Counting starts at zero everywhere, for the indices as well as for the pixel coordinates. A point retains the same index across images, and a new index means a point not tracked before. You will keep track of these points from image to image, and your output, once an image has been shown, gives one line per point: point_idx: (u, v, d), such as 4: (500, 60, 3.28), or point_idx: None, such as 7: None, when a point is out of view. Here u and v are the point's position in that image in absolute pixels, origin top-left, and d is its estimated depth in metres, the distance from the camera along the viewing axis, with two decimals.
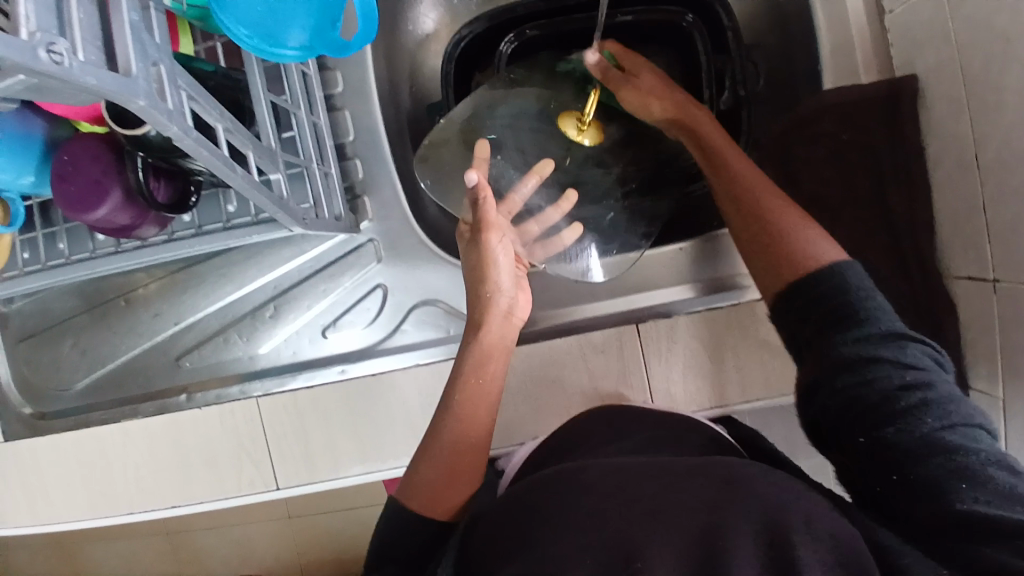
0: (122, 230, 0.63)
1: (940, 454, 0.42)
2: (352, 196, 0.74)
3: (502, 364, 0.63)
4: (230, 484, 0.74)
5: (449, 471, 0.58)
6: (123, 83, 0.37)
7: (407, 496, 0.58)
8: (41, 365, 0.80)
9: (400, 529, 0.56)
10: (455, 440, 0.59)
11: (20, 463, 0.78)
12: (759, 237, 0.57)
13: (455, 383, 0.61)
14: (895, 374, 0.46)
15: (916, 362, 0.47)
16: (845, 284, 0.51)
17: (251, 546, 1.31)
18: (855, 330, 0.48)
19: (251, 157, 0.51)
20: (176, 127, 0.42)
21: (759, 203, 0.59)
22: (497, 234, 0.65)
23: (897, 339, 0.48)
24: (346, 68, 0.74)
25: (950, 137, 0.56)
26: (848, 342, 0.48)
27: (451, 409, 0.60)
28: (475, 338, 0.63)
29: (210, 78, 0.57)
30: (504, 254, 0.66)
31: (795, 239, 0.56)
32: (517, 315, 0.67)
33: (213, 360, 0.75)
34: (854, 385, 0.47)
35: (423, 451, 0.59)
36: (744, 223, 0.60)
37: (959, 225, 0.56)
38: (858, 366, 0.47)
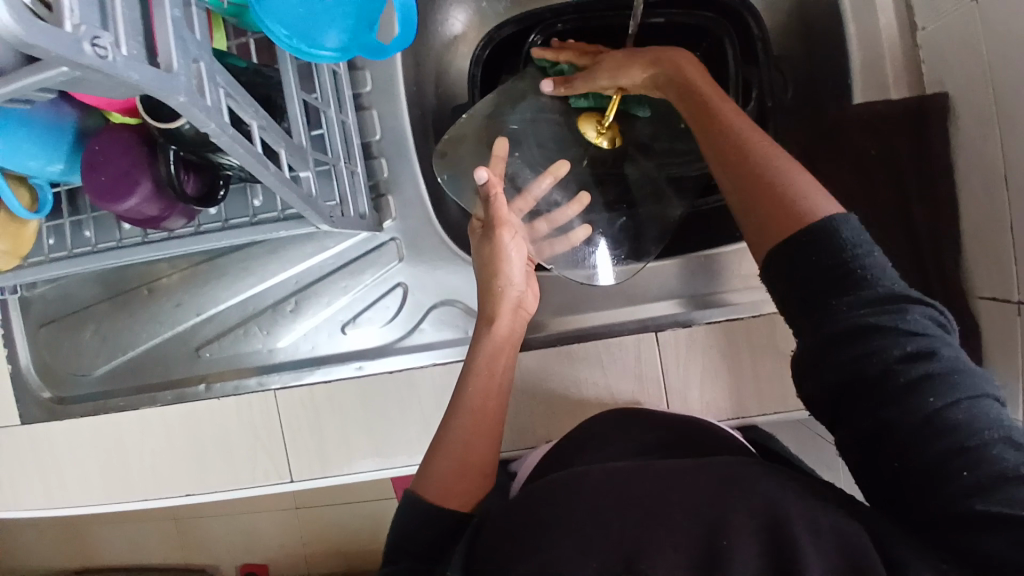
0: (150, 221, 0.63)
1: (945, 435, 0.38)
2: (376, 195, 0.75)
3: (511, 359, 0.64)
4: (244, 475, 0.75)
5: (463, 463, 0.58)
6: (164, 79, 0.38)
7: (420, 488, 0.57)
8: (61, 351, 0.80)
9: (415, 523, 0.55)
10: (469, 435, 0.59)
11: (38, 447, 0.79)
12: (756, 201, 0.47)
13: (466, 375, 0.62)
14: (896, 346, 0.41)
15: (918, 328, 0.41)
16: (843, 241, 0.43)
17: (258, 534, 1.32)
18: (854, 293, 0.42)
19: (283, 154, 0.52)
20: (214, 123, 0.42)
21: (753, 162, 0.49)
22: (510, 230, 0.66)
23: (897, 303, 0.42)
24: (374, 68, 0.74)
25: (979, 157, 0.55)
26: (849, 305, 0.42)
27: (463, 402, 0.60)
28: (486, 333, 0.64)
29: (243, 75, 0.57)
30: (516, 250, 0.67)
31: (798, 189, 0.46)
32: (525, 308, 0.69)
33: (232, 352, 0.76)
34: (852, 361, 0.42)
35: (436, 444, 0.59)
36: (736, 185, 0.49)
37: (985, 245, 0.56)
38: (858, 338, 0.41)
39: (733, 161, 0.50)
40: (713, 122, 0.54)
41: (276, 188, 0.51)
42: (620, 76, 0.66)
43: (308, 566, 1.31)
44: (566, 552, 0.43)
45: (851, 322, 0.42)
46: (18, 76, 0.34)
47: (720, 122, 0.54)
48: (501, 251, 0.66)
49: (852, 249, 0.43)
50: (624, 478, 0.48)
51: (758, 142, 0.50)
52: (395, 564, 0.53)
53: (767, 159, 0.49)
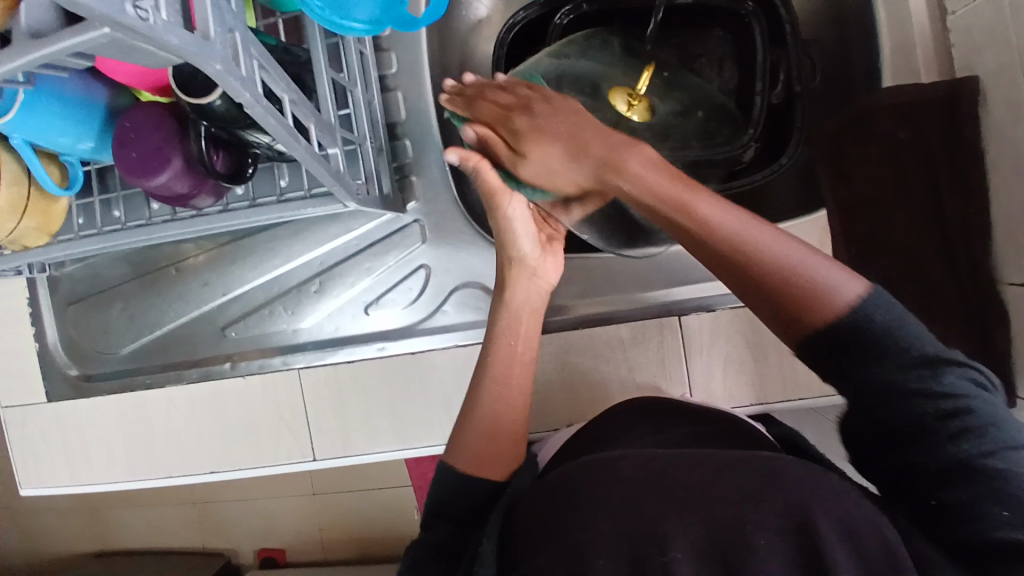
0: (179, 199, 0.64)
1: (984, 486, 0.37)
2: (400, 175, 0.75)
3: (534, 327, 0.65)
4: (269, 453, 0.76)
5: (494, 427, 0.59)
6: (201, 47, 0.39)
7: (452, 455, 0.59)
8: (88, 329, 0.81)
9: (451, 489, 0.57)
10: (498, 408, 0.60)
11: (68, 422, 0.80)
12: (778, 302, 0.40)
13: (489, 343, 0.63)
14: (935, 404, 0.38)
15: (956, 387, 0.39)
16: (876, 320, 0.39)
17: (275, 519, 1.33)
18: (885, 358, 0.39)
19: (312, 129, 0.53)
20: (248, 95, 0.43)
21: (760, 253, 0.40)
22: (509, 196, 0.58)
23: (931, 364, 0.39)
24: (400, 49, 0.74)
25: (1009, 142, 0.55)
26: (876, 374, 0.39)
27: (487, 369, 0.62)
28: (504, 303, 0.64)
29: (273, 52, 0.58)
30: (521, 211, 0.60)
31: (814, 281, 0.39)
32: (546, 277, 0.66)
33: (257, 332, 0.76)
34: (893, 417, 0.39)
35: (466, 412, 0.61)
36: (747, 289, 0.40)
37: (1013, 231, 0.55)
38: (895, 398, 0.39)
39: (727, 265, 0.40)
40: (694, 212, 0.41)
41: (308, 163, 0.51)
42: (547, 181, 0.50)
43: (323, 550, 1.32)
44: (595, 535, 0.44)
45: (888, 386, 0.39)
46: (61, 37, 0.35)
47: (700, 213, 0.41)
48: (507, 218, 0.60)
49: (881, 332, 0.39)
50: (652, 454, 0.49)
51: (751, 231, 0.40)
52: (433, 528, 0.55)
53: (769, 255, 0.39)
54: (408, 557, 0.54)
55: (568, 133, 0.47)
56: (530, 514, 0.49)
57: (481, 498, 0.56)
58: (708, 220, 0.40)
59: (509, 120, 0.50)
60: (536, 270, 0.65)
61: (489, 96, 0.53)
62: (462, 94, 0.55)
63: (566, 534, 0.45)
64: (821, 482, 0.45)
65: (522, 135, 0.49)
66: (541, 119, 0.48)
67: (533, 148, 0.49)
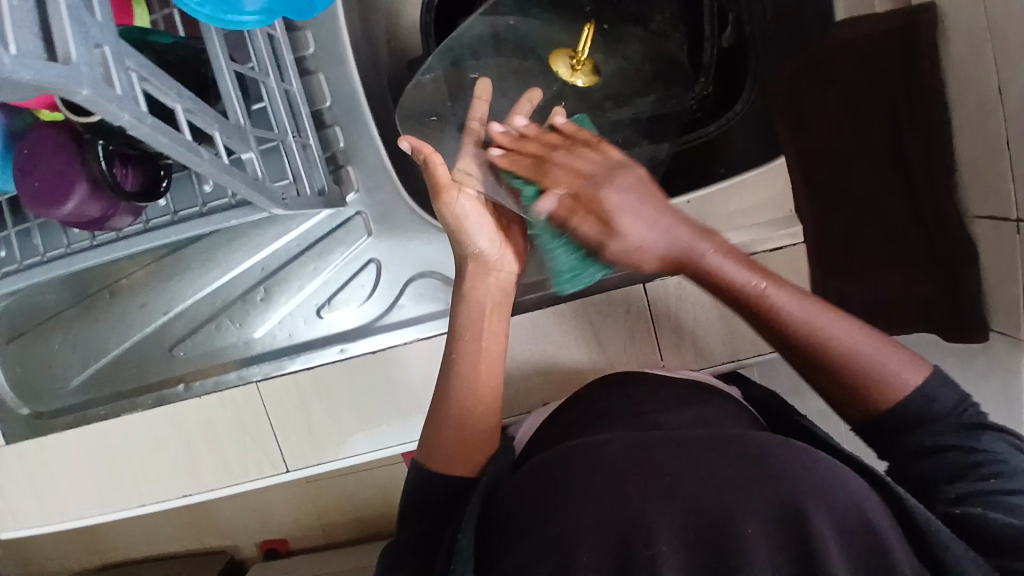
0: (94, 222, 0.59)
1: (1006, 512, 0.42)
2: (334, 166, 0.71)
3: (502, 321, 0.60)
4: (240, 470, 0.73)
5: (463, 421, 0.55)
6: (64, 73, 0.34)
7: (426, 456, 0.56)
8: (34, 364, 0.76)
9: (422, 486, 0.54)
10: (470, 402, 0.56)
11: (26, 465, 0.77)
12: (848, 390, 0.47)
13: (452, 340, 0.59)
14: (969, 455, 0.45)
15: (991, 447, 0.45)
16: (935, 402, 0.46)
17: (270, 510, 1.27)
18: (930, 425, 0.46)
19: (217, 136, 0.48)
20: (128, 114, 0.38)
21: (836, 354, 0.46)
22: (454, 189, 0.58)
23: (976, 428, 0.46)
24: (317, 27, 0.68)
25: (971, 74, 0.51)
26: (926, 438, 0.46)
27: (451, 362, 0.58)
28: (462, 298, 0.60)
29: (170, 52, 0.52)
30: (471, 205, 0.59)
31: (883, 376, 0.46)
32: (506, 269, 0.61)
33: (207, 348, 0.73)
34: (925, 467, 0.46)
35: (436, 405, 0.57)
36: (824, 377, 0.48)
37: (979, 169, 0.52)
38: (932, 453, 0.46)
39: (813, 358, 0.47)
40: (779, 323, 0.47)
41: (216, 175, 0.47)
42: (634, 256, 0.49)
43: (326, 535, 1.27)
44: (576, 526, 0.41)
45: (924, 449, 0.46)
46: None
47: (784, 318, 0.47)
48: (455, 215, 0.59)
49: (932, 407, 0.46)
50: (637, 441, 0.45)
51: (829, 333, 0.47)
52: (409, 528, 0.53)
53: (845, 356, 0.46)
54: (384, 560, 0.52)
55: (647, 206, 0.48)
56: (509, 506, 0.46)
57: (457, 491, 0.54)
58: (787, 322, 0.47)
59: (593, 187, 0.49)
60: (490, 263, 0.61)
61: (566, 160, 0.53)
62: (518, 150, 0.57)
63: (543, 527, 0.42)
64: (799, 461, 0.43)
65: (611, 212, 0.48)
66: (608, 182, 0.49)
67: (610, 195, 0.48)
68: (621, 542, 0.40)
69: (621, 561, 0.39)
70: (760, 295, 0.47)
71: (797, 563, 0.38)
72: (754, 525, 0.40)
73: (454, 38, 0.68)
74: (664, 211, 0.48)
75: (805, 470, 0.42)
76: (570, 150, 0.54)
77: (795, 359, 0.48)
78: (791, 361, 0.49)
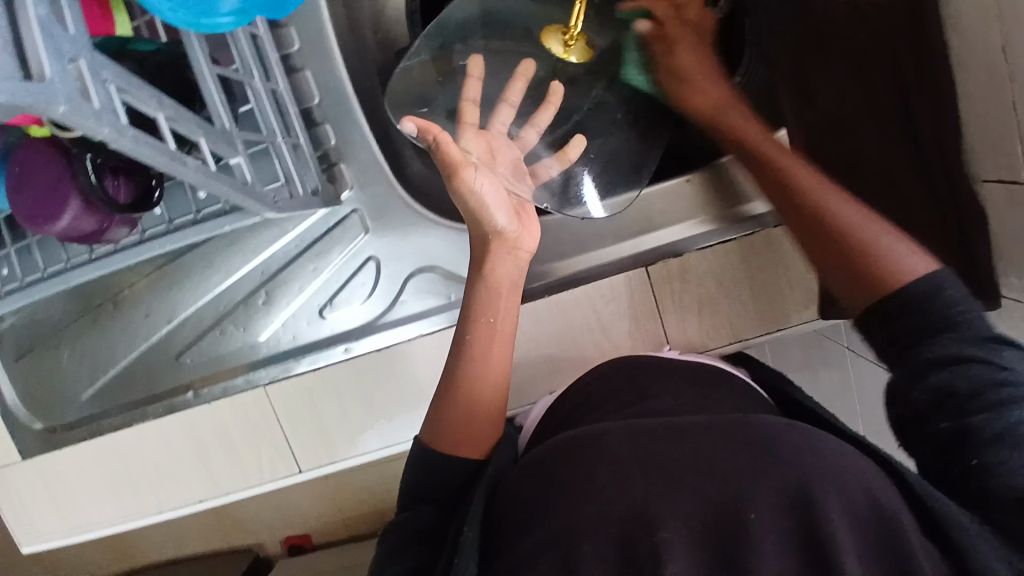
0: (90, 236, 0.59)
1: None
2: (328, 165, 0.70)
3: (514, 303, 0.57)
4: (254, 473, 0.74)
5: (468, 411, 0.54)
6: (37, 91, 0.33)
7: (432, 439, 0.54)
8: (42, 380, 0.76)
9: (428, 472, 0.53)
10: (472, 388, 0.55)
11: (45, 477, 0.78)
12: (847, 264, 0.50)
13: (466, 320, 0.56)
14: (987, 370, 0.41)
15: (1013, 365, 0.41)
16: (943, 301, 0.44)
17: (291, 504, 1.22)
18: (953, 333, 0.43)
19: (202, 143, 0.47)
20: (108, 129, 0.38)
21: (831, 223, 0.52)
22: (470, 169, 0.52)
23: (996, 341, 0.42)
24: (301, 22, 0.67)
25: (975, 33, 0.49)
26: (942, 348, 0.43)
27: (463, 347, 0.56)
28: (478, 279, 0.56)
29: (150, 59, 0.51)
30: (487, 184, 0.54)
31: (884, 254, 0.48)
32: (525, 246, 0.57)
33: (213, 353, 0.73)
34: (937, 382, 0.42)
35: (443, 391, 0.55)
36: (830, 248, 0.52)
37: (986, 132, 0.51)
38: (949, 368, 0.42)
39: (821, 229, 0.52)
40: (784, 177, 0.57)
41: (203, 183, 0.46)
42: (683, 85, 0.65)
43: (349, 527, 1.23)
44: (581, 518, 0.40)
45: (940, 357, 0.42)
46: None
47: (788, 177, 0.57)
48: (465, 191, 0.53)
49: (949, 304, 0.44)
50: (644, 431, 0.44)
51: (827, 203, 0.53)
52: (412, 510, 0.53)
53: (839, 223, 0.51)
54: (387, 539, 0.51)
55: (713, 76, 0.65)
56: (517, 499, 0.46)
57: (462, 478, 0.53)
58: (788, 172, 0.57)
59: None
60: (511, 240, 0.56)
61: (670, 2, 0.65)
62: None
63: (545, 524, 0.41)
64: (809, 446, 0.42)
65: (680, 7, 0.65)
66: (695, 47, 0.65)
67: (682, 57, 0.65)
68: (624, 535, 0.39)
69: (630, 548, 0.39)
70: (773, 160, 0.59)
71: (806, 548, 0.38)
72: (761, 510, 0.39)
73: (442, 19, 0.66)
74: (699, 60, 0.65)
75: (816, 453, 0.41)
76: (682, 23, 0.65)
77: (802, 232, 0.54)
78: (801, 233, 0.54)
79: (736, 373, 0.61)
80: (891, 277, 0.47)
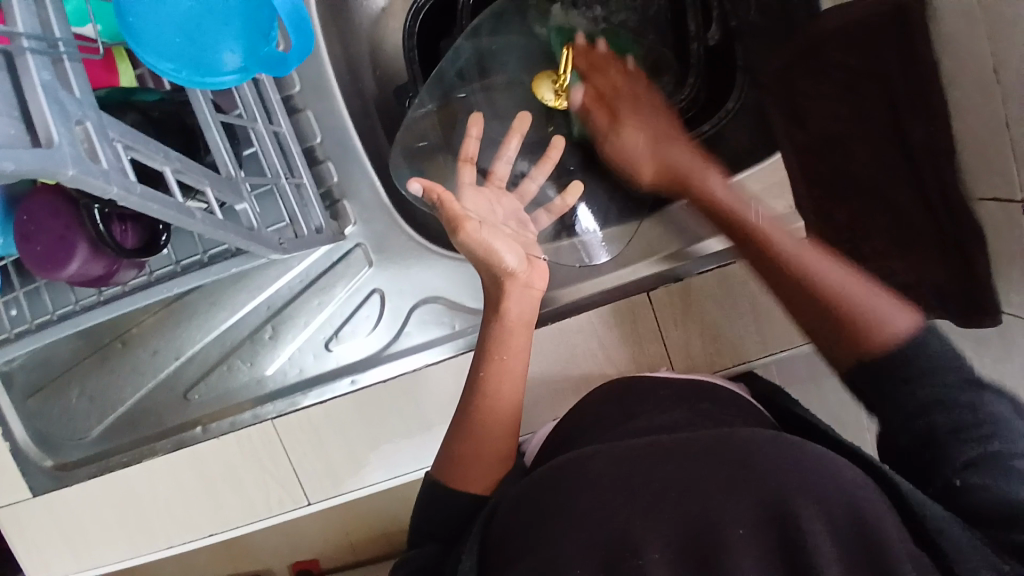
0: (99, 279, 0.59)
1: (1002, 477, 0.40)
2: (330, 202, 0.71)
3: (526, 341, 0.59)
4: (261, 505, 0.74)
5: (478, 450, 0.55)
6: (45, 157, 0.34)
7: (441, 472, 0.56)
8: (52, 418, 0.77)
9: (436, 506, 0.54)
10: (480, 430, 0.56)
11: (56, 515, 0.78)
12: (835, 331, 0.50)
13: (478, 364, 0.59)
14: (968, 412, 0.44)
15: (995, 408, 0.44)
16: (925, 348, 0.47)
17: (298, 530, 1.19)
18: (938, 378, 0.46)
19: (208, 191, 0.48)
20: (117, 187, 0.38)
21: (824, 291, 0.51)
22: (475, 224, 0.54)
23: (978, 386, 0.45)
24: (301, 65, 0.70)
25: (964, 53, 0.49)
26: (932, 389, 0.45)
27: (475, 385, 0.57)
28: (496, 317, 0.58)
29: (154, 108, 0.53)
30: (493, 233, 0.56)
31: (871, 317, 0.48)
32: (536, 285, 0.59)
33: (221, 389, 0.73)
34: (925, 416, 0.45)
35: (453, 431, 0.57)
36: (814, 317, 0.52)
37: (984, 151, 0.50)
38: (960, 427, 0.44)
39: (803, 296, 0.52)
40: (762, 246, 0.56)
41: (211, 232, 0.47)
42: (625, 150, 0.66)
43: (357, 554, 1.19)
44: (575, 547, 0.40)
45: (926, 393, 0.45)
46: None
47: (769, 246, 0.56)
48: (479, 244, 0.55)
49: (926, 352, 0.47)
50: (628, 453, 0.44)
51: (806, 258, 0.53)
52: (422, 548, 0.53)
53: (830, 286, 0.51)
54: None
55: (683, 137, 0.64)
56: (508, 521, 0.45)
57: (467, 511, 0.53)
58: (779, 247, 0.55)
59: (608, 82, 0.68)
60: (525, 280, 0.58)
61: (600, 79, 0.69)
62: (588, 54, 0.70)
63: (535, 553, 0.41)
64: (804, 461, 0.42)
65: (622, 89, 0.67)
66: (642, 106, 0.65)
67: (630, 138, 0.65)
68: (617, 562, 0.39)
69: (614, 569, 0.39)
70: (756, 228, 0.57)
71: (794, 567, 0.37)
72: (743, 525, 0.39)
73: (439, 73, 0.72)
74: (652, 103, 0.66)
75: (818, 471, 0.41)
76: (657, 105, 0.67)
77: (785, 286, 0.54)
78: (778, 287, 0.55)
79: (741, 393, 0.61)
80: (879, 335, 0.48)
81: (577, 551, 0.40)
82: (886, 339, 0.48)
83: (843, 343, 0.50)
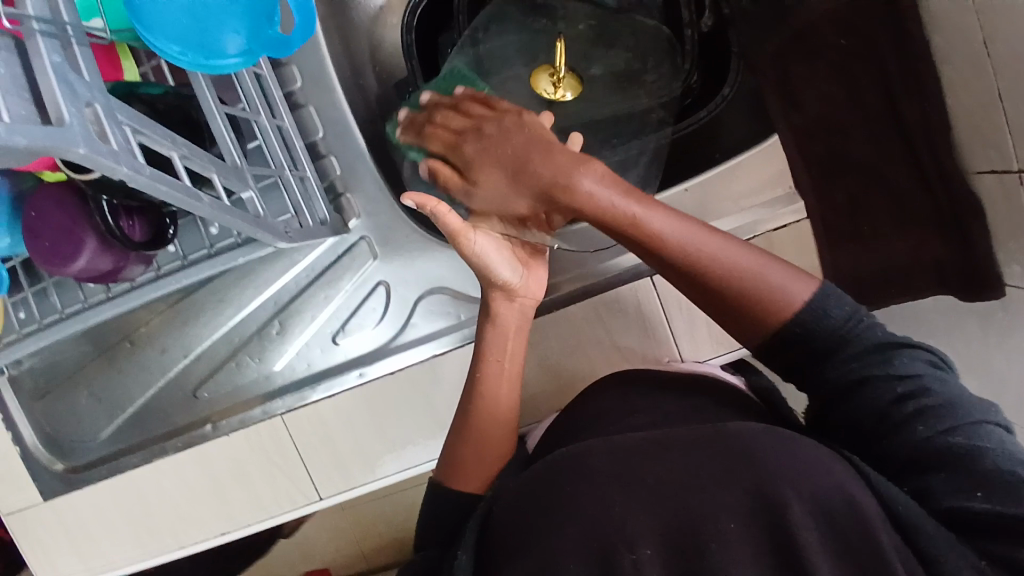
0: (108, 274, 0.59)
1: (949, 461, 0.40)
2: (334, 196, 0.72)
3: (522, 344, 0.60)
4: (270, 502, 0.74)
5: (481, 448, 0.56)
6: (57, 134, 0.34)
7: (444, 476, 0.56)
8: (62, 420, 0.77)
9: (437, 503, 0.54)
10: (482, 430, 0.56)
11: (66, 518, 0.78)
12: (736, 314, 0.47)
13: (476, 361, 0.59)
14: (892, 389, 0.43)
15: (912, 371, 0.44)
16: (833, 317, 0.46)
17: (307, 540, 1.19)
18: (847, 352, 0.45)
19: (215, 179, 0.49)
20: (127, 168, 0.39)
21: (723, 282, 0.47)
22: (474, 235, 0.54)
23: (890, 351, 0.45)
24: (304, 62, 0.71)
25: (958, 31, 0.52)
26: (852, 369, 0.45)
27: (474, 384, 0.58)
28: (490, 322, 0.58)
29: (161, 101, 0.54)
30: (492, 240, 0.55)
31: (772, 295, 0.46)
32: (531, 293, 0.59)
33: (229, 386, 0.74)
34: (855, 406, 0.45)
35: (455, 432, 0.57)
36: (716, 307, 0.48)
37: (976, 123, 0.53)
38: (894, 406, 0.43)
39: (699, 291, 0.48)
40: (651, 249, 0.48)
41: (219, 217, 0.47)
42: (499, 202, 0.55)
43: (367, 562, 1.18)
44: (589, 513, 0.40)
45: (844, 377, 0.45)
46: None
47: (654, 245, 0.48)
48: (479, 258, 0.55)
49: (837, 324, 0.46)
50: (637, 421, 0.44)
51: (699, 250, 0.47)
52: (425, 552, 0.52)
53: (727, 270, 0.47)
54: None
55: (542, 146, 0.53)
56: (522, 497, 0.45)
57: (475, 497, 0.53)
58: (665, 243, 0.48)
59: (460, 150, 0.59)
60: (518, 290, 0.58)
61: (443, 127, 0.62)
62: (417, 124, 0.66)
63: (549, 525, 0.41)
64: None
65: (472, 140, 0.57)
66: (497, 143, 0.55)
67: (487, 182, 0.55)
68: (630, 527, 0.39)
69: (629, 533, 0.38)
70: (634, 222, 0.48)
71: (809, 527, 0.37)
72: (756, 486, 0.39)
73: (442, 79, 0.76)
74: (507, 146, 0.55)
75: None
76: (499, 120, 0.58)
77: (675, 278, 0.49)
78: (673, 281, 0.50)
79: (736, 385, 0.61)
80: (779, 312, 0.46)
81: (591, 520, 0.40)
82: (787, 315, 0.46)
83: (744, 324, 0.48)
